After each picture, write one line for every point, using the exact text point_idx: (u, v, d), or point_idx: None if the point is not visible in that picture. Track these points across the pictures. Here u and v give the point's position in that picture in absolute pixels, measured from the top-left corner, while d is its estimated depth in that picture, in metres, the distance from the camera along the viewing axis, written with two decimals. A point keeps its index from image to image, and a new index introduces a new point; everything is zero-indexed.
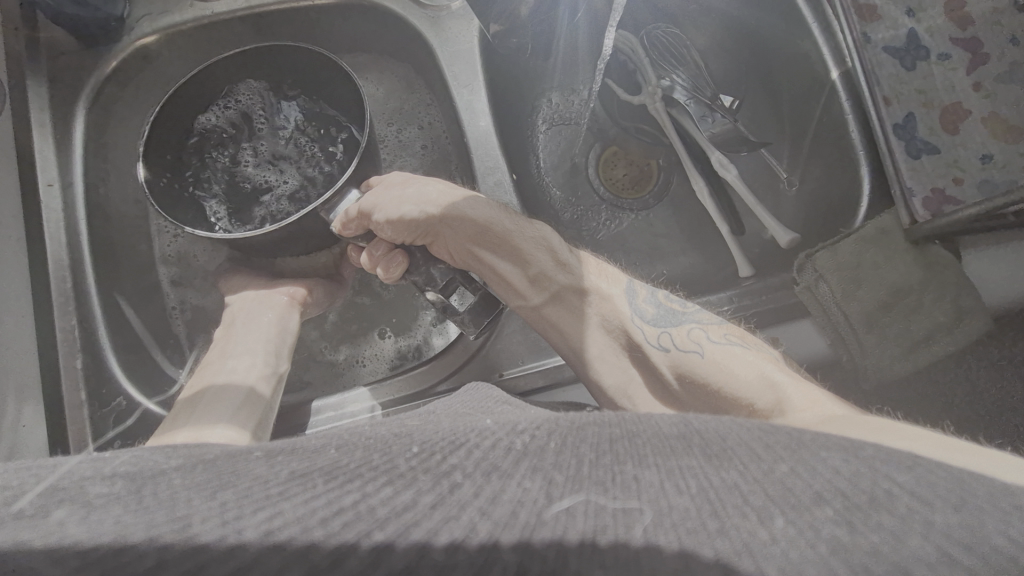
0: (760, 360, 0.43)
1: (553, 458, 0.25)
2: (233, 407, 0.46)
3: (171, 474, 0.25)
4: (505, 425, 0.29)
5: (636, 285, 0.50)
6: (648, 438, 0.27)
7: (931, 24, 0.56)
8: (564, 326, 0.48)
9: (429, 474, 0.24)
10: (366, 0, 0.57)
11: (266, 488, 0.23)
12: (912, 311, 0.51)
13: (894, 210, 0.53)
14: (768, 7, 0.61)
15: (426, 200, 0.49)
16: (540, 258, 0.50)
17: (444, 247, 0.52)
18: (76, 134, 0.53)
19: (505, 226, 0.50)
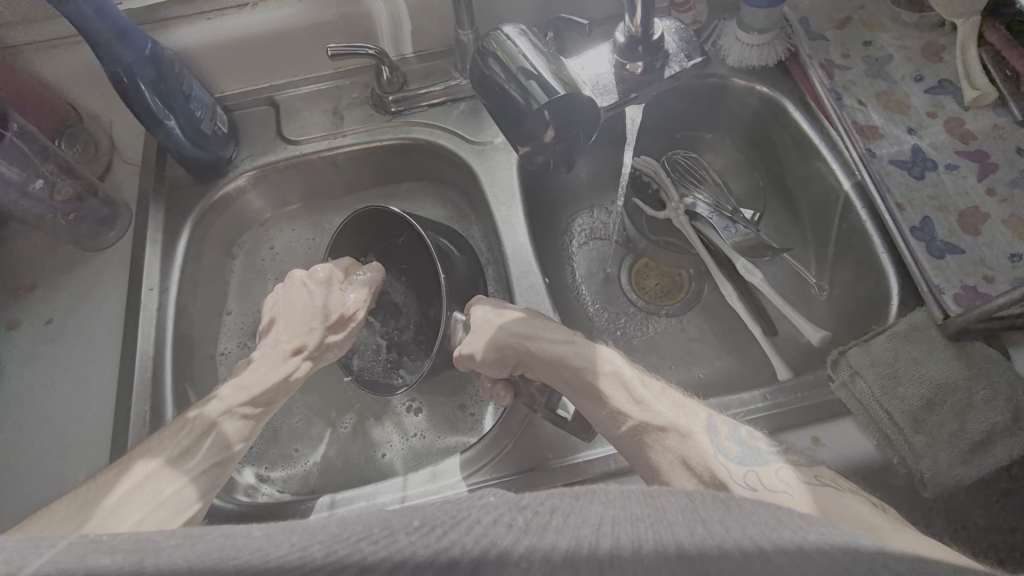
0: (855, 500, 0.40)
1: (551, 539, 0.27)
2: (159, 500, 0.44)
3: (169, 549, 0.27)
4: (511, 495, 0.30)
5: (717, 422, 0.47)
6: (651, 522, 0.28)
7: (933, 139, 0.61)
8: (646, 459, 0.46)
9: (429, 549, 0.26)
10: (424, 140, 0.68)
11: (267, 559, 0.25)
12: (964, 411, 0.48)
13: (925, 307, 0.53)
14: (778, 132, 0.69)
15: (516, 334, 0.52)
16: (620, 393, 0.48)
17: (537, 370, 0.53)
18: (179, 247, 0.63)
19: (583, 360, 0.50)
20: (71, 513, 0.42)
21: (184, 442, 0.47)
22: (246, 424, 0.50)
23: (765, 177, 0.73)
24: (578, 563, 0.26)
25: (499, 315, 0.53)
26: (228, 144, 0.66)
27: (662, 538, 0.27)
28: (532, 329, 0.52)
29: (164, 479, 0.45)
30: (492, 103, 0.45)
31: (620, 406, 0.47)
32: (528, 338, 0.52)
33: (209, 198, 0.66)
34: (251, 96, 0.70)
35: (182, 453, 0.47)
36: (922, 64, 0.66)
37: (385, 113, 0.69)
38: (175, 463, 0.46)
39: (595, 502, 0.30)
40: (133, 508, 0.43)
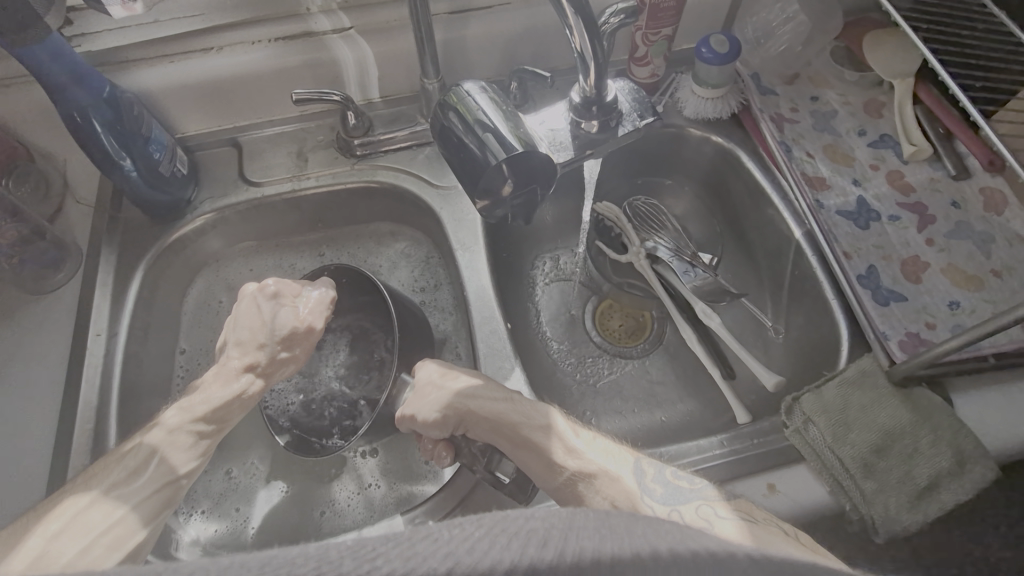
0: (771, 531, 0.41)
1: (469, 544, 0.27)
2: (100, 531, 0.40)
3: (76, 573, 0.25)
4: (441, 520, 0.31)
5: (643, 464, 0.48)
6: (566, 528, 0.29)
7: (877, 191, 0.65)
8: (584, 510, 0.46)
9: (354, 560, 0.25)
10: (388, 183, 0.69)
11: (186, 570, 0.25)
12: (911, 456, 0.49)
13: (873, 353, 0.55)
14: (734, 180, 0.71)
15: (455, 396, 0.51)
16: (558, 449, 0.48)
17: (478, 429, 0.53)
18: (131, 290, 0.61)
19: (522, 416, 0.50)
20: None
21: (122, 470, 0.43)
22: (195, 446, 0.47)
23: (722, 222, 0.76)
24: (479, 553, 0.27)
25: (445, 378, 0.53)
26: (188, 185, 0.66)
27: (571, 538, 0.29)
28: (471, 390, 0.52)
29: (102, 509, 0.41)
30: (451, 156, 0.46)
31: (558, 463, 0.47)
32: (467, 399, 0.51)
33: (166, 240, 0.65)
34: (214, 137, 0.70)
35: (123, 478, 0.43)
36: (865, 119, 0.70)
37: (350, 156, 0.69)
38: (116, 491, 0.42)
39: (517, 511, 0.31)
40: (68, 542, 0.38)
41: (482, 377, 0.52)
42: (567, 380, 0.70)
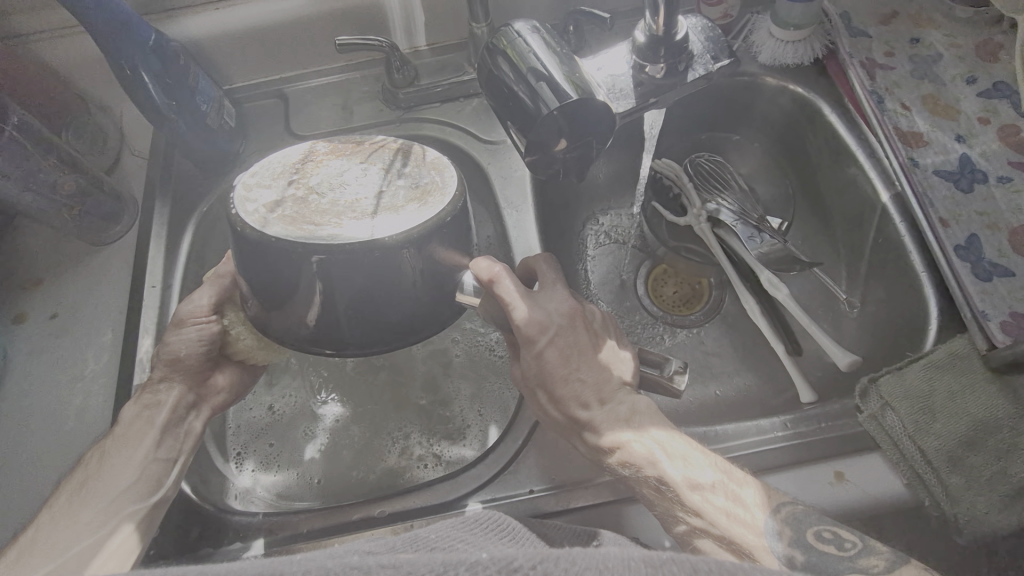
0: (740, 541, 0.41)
1: None
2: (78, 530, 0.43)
3: None
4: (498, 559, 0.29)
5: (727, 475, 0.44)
6: None
7: (984, 148, 0.56)
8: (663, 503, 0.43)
9: None
10: (434, 137, 0.66)
11: None
12: (1007, 451, 0.44)
13: (967, 334, 0.49)
14: (813, 135, 0.64)
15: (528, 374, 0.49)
16: (655, 461, 0.43)
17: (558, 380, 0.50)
18: (183, 243, 0.62)
19: (613, 417, 0.47)
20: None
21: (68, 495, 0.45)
22: (125, 459, 0.47)
23: (796, 182, 0.69)
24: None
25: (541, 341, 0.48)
26: (235, 138, 0.65)
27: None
28: (568, 375, 0.48)
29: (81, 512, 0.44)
30: (498, 105, 0.42)
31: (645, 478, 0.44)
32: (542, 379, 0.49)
33: (214, 194, 0.64)
34: (260, 88, 0.68)
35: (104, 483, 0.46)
36: (975, 64, 0.60)
37: (395, 108, 0.67)
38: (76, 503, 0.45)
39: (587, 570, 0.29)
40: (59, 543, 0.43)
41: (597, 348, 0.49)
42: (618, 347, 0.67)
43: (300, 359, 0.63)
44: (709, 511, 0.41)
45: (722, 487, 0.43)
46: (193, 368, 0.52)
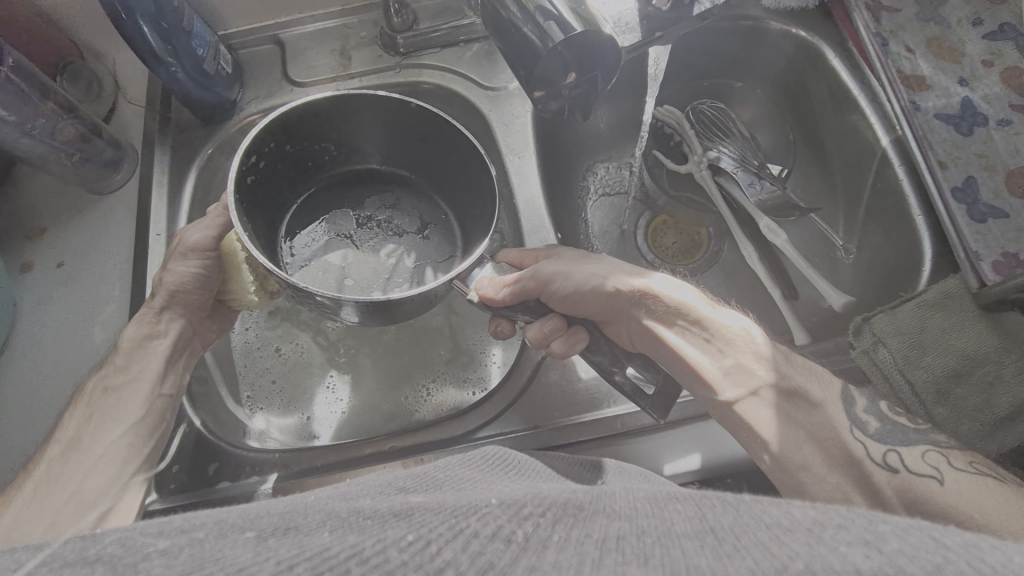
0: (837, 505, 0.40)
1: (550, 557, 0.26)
2: (90, 467, 0.44)
3: (153, 559, 0.24)
4: (509, 507, 0.30)
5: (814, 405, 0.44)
6: (656, 536, 0.28)
7: (986, 91, 0.56)
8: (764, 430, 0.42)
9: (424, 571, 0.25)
10: (435, 85, 0.65)
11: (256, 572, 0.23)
12: (992, 382, 0.46)
13: (960, 274, 0.50)
14: (814, 80, 0.64)
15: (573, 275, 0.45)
16: (759, 342, 0.44)
17: (624, 328, 0.48)
18: (185, 192, 0.62)
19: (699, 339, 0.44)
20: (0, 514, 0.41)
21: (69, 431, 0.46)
22: (132, 389, 0.48)
23: (796, 130, 0.69)
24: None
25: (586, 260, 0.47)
26: (232, 85, 0.64)
27: (665, 558, 0.26)
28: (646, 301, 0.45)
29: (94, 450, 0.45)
30: (503, 39, 0.42)
31: (739, 366, 0.43)
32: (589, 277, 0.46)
33: (214, 144, 0.64)
34: (255, 34, 0.67)
35: (111, 423, 0.46)
36: (982, 6, 0.59)
37: (394, 55, 0.66)
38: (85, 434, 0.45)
39: (598, 516, 0.31)
40: (73, 481, 0.43)
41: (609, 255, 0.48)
42: None
43: (306, 307, 0.64)
44: (812, 386, 0.44)
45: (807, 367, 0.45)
46: (194, 301, 0.52)
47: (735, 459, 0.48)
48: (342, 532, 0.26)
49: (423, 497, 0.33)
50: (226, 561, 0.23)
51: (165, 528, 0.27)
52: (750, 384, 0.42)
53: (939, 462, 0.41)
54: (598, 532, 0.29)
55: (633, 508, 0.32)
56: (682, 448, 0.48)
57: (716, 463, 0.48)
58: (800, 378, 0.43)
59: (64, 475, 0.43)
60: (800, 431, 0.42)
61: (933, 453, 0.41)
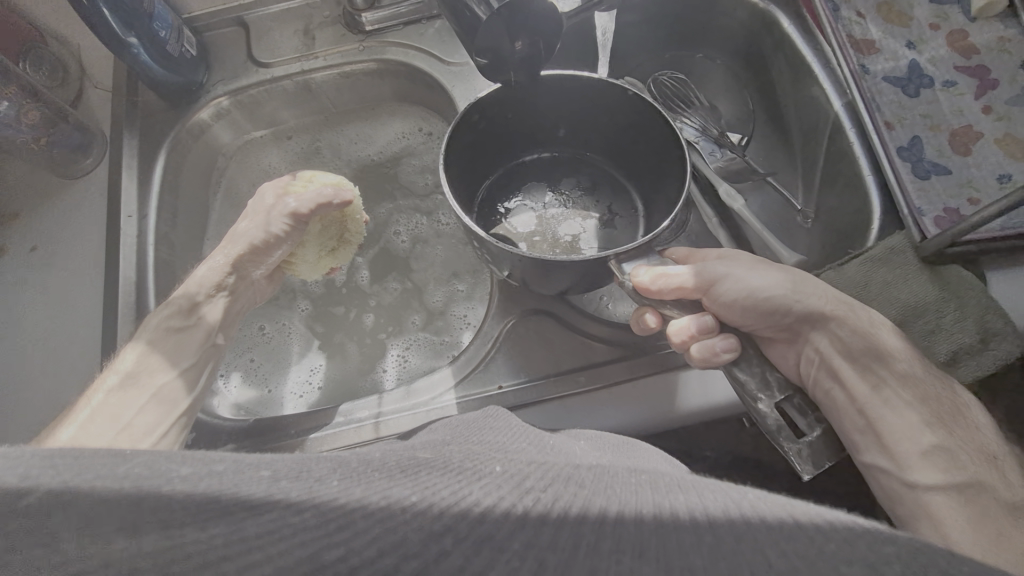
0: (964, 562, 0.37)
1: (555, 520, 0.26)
2: (148, 397, 0.46)
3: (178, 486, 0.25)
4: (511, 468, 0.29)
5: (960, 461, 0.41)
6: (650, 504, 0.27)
7: (933, 53, 0.58)
8: (954, 510, 0.40)
9: (425, 537, 0.25)
10: (400, 61, 0.66)
11: (277, 538, 0.24)
12: (932, 330, 0.48)
13: (905, 229, 0.52)
14: (769, 47, 0.65)
15: (752, 285, 0.47)
16: (971, 412, 0.43)
17: (793, 358, 0.50)
18: (155, 173, 0.63)
19: (898, 377, 0.45)
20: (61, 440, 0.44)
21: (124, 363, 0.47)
22: (189, 338, 0.50)
23: (756, 99, 0.70)
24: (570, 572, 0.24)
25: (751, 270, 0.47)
26: (198, 68, 0.65)
27: (674, 550, 0.25)
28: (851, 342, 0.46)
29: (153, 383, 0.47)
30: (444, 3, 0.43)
31: (932, 434, 0.43)
32: (793, 300, 0.47)
33: (184, 126, 0.65)
34: (220, 17, 0.68)
35: (172, 359, 0.49)
36: None
37: (358, 33, 0.67)
38: (143, 372, 0.47)
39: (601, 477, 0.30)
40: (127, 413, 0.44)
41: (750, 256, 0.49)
42: None
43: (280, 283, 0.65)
44: (1011, 487, 0.40)
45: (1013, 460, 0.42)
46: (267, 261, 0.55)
47: (688, 411, 0.49)
48: (342, 485, 0.26)
49: (430, 454, 0.34)
50: (238, 501, 0.25)
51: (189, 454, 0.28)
52: (965, 464, 0.41)
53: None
54: (605, 504, 0.27)
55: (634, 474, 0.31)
56: (638, 402, 0.50)
57: (670, 416, 0.50)
58: (1017, 477, 0.41)
59: (123, 401, 0.45)
60: (987, 520, 0.38)
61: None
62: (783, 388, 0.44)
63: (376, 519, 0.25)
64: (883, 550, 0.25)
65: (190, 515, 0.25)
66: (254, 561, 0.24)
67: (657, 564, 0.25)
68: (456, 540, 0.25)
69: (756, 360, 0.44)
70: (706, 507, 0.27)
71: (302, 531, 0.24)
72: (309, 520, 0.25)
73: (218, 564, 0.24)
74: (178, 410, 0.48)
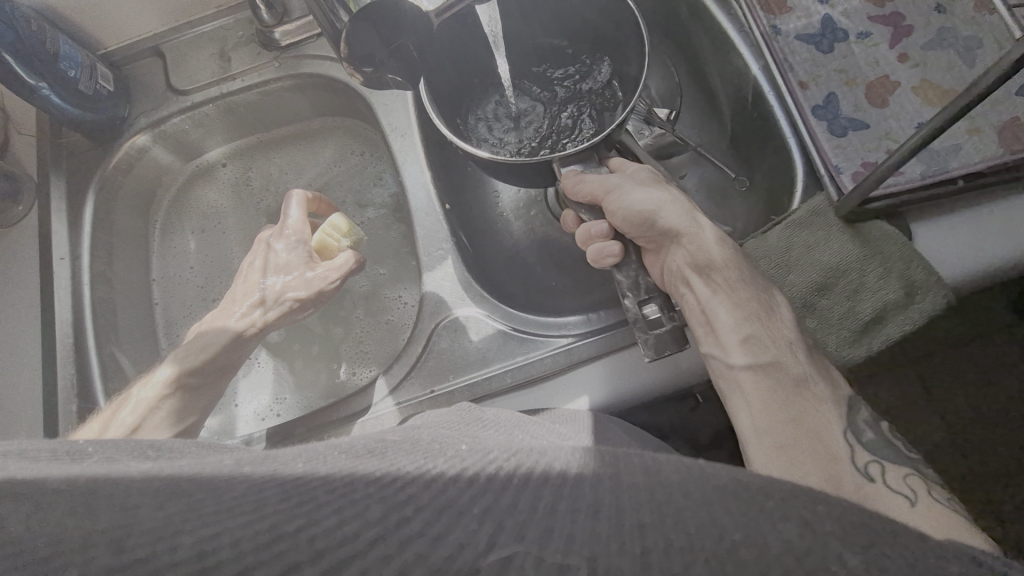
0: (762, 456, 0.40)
1: (532, 492, 0.26)
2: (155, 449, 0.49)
3: (103, 479, 0.24)
4: (477, 458, 0.29)
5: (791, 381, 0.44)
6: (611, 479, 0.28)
7: (846, 6, 0.57)
8: (757, 398, 0.42)
9: (384, 503, 0.23)
10: (318, 74, 0.66)
11: (216, 501, 0.22)
12: (857, 290, 0.47)
13: (824, 190, 0.51)
14: (685, 16, 0.64)
15: (636, 198, 0.48)
16: (783, 310, 0.46)
17: (659, 263, 0.52)
18: (85, 213, 0.63)
19: (726, 278, 0.47)
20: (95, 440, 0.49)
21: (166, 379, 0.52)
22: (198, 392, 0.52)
23: (682, 71, 0.69)
24: (528, 528, 0.23)
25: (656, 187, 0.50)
26: (119, 103, 0.65)
27: (627, 509, 0.25)
28: (698, 244, 0.48)
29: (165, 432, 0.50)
30: (317, 13, 0.42)
31: (754, 323, 0.45)
32: (661, 213, 0.49)
33: (110, 162, 0.65)
34: (135, 49, 0.68)
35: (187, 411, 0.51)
36: None
37: (272, 50, 0.66)
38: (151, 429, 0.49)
39: (571, 462, 0.30)
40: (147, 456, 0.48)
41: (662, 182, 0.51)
42: (526, 262, 0.67)
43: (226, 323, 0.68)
44: (819, 399, 0.42)
45: (819, 355, 0.45)
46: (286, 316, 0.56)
47: (619, 397, 0.49)
48: (309, 467, 0.26)
49: (398, 439, 0.34)
50: (172, 476, 0.24)
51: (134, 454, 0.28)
52: (769, 349, 0.44)
53: (877, 461, 0.39)
54: (564, 482, 0.28)
55: (588, 453, 0.32)
56: (572, 368, 0.51)
57: (603, 404, 0.49)
58: (827, 388, 0.43)
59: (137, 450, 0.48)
60: (782, 395, 0.42)
61: (873, 464, 0.39)
62: (651, 290, 0.47)
63: (340, 490, 0.23)
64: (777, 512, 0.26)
65: (147, 501, 0.22)
66: (213, 530, 0.21)
67: (612, 521, 0.25)
68: (417, 508, 0.23)
69: (636, 266, 0.49)
70: (656, 475, 0.28)
71: (263, 505, 0.22)
72: (272, 496, 0.23)
73: (169, 540, 0.21)
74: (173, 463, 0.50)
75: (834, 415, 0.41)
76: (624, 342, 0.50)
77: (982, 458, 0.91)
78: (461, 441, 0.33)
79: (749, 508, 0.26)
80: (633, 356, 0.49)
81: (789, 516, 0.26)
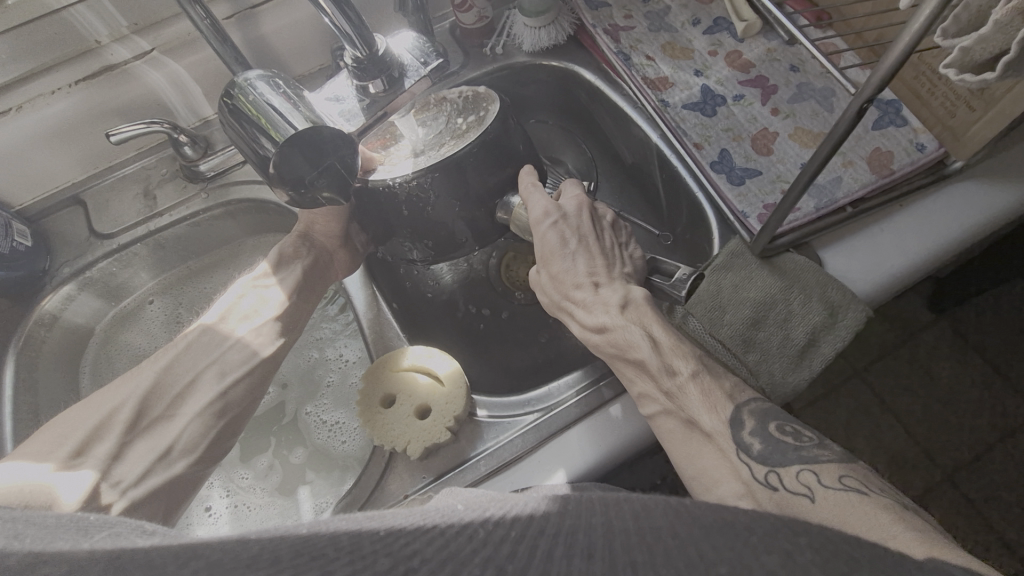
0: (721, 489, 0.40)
1: (529, 542, 0.24)
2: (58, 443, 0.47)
3: (84, 557, 0.20)
4: (473, 508, 0.27)
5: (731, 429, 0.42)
6: (603, 512, 0.27)
7: (719, 75, 0.65)
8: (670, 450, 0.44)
9: (391, 555, 0.21)
10: (251, 198, 0.68)
11: (235, 558, 0.20)
12: (785, 320, 0.51)
13: (738, 234, 0.56)
14: (585, 100, 0.71)
15: (559, 281, 0.54)
16: None
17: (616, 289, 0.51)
18: (6, 375, 0.59)
19: (617, 343, 0.48)
20: (55, 475, 0.45)
21: (125, 402, 0.50)
22: (114, 395, 0.50)
23: (589, 148, 0.75)
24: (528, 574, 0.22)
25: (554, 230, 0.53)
26: (39, 256, 0.63)
27: (619, 549, 0.24)
28: (587, 309, 0.51)
29: (70, 417, 0.49)
30: (244, 149, 0.45)
31: (641, 380, 0.46)
32: (570, 287, 0.53)
33: (31, 318, 0.62)
34: (54, 201, 0.67)
35: (81, 433, 0.48)
36: (697, 8, 0.69)
37: (198, 182, 0.67)
38: (66, 427, 0.48)
39: (564, 502, 0.28)
40: (47, 433, 0.48)
41: (552, 248, 0.53)
42: (479, 342, 0.67)
43: None
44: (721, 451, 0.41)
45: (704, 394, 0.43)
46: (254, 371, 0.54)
47: (597, 463, 0.48)
48: (314, 526, 0.23)
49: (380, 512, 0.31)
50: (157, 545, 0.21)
51: (115, 524, 0.24)
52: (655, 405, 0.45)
53: (773, 469, 0.38)
54: (566, 524, 0.25)
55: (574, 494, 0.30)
56: (544, 442, 0.50)
57: (582, 472, 0.48)
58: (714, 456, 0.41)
59: (47, 441, 0.47)
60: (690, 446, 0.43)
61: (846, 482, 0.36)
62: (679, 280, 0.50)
63: (348, 546, 0.21)
64: (765, 530, 0.26)
65: (168, 558, 0.20)
66: None
67: (607, 562, 0.23)
68: (423, 559, 0.22)
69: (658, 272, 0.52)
70: (647, 516, 0.26)
71: (277, 563, 0.20)
72: (285, 553, 0.21)
73: None
74: (47, 429, 0.48)
75: (724, 475, 0.40)
76: (590, 408, 0.51)
77: (946, 452, 0.94)
78: (455, 503, 0.30)
79: (736, 542, 0.25)
80: (601, 420, 0.50)
81: (774, 550, 0.24)
